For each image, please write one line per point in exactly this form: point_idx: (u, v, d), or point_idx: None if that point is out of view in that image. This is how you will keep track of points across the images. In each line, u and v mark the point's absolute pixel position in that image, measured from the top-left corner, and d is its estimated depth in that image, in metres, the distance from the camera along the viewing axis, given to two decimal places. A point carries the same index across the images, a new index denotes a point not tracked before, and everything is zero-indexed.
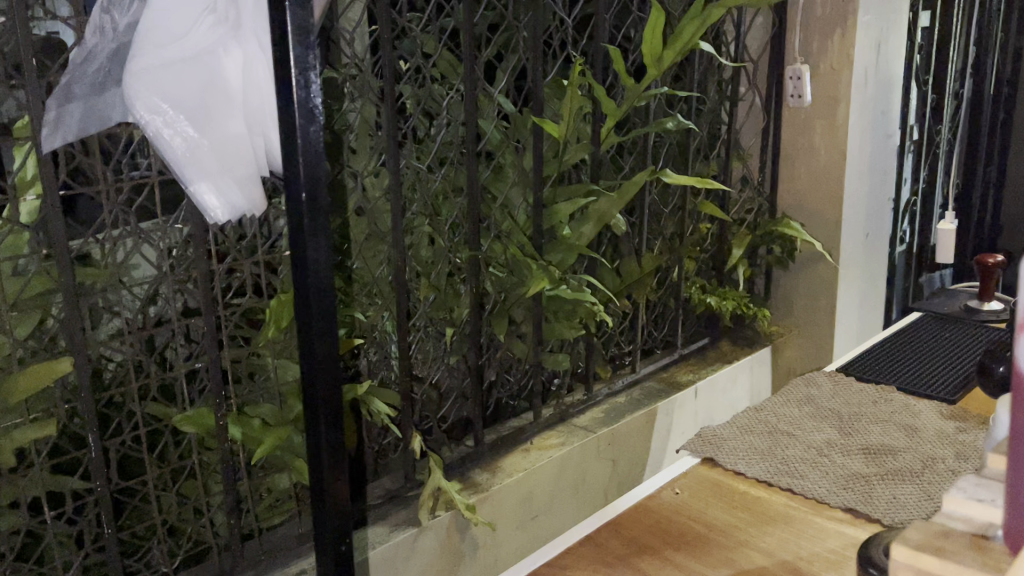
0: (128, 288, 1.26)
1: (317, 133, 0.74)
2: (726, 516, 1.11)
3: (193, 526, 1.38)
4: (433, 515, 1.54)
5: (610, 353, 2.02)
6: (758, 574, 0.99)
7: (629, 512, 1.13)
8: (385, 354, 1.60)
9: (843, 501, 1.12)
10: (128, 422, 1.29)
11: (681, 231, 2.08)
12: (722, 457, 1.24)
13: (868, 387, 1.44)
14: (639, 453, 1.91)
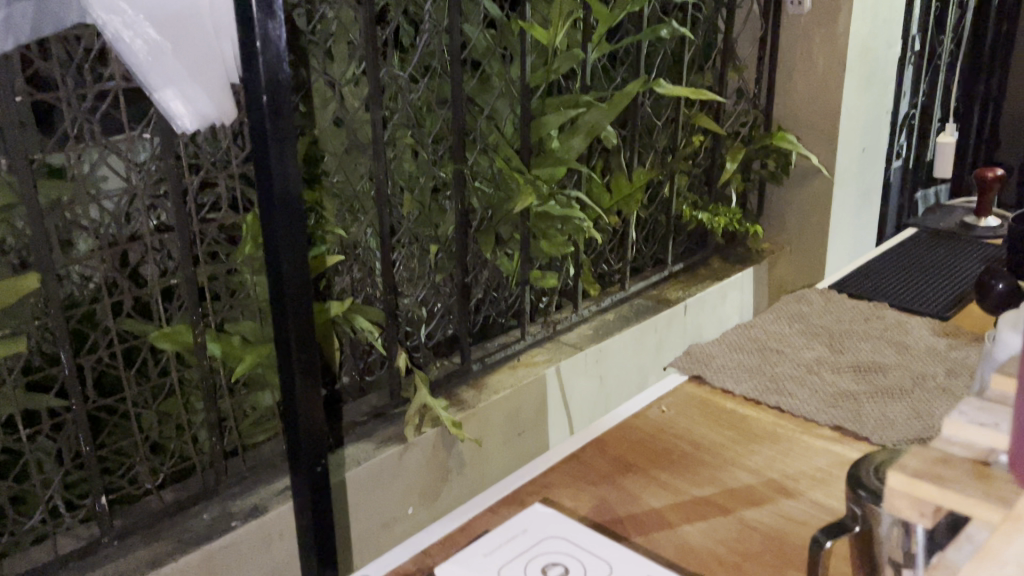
0: (96, 201, 1.21)
1: (277, 31, 0.70)
2: (712, 435, 1.10)
3: (176, 444, 1.36)
4: (418, 432, 1.52)
5: (599, 270, 1.98)
6: (744, 492, 0.98)
7: (615, 431, 1.11)
8: (369, 272, 1.55)
9: (831, 418, 1.10)
10: (102, 339, 1.25)
11: (673, 145, 2.03)
12: (711, 375, 1.22)
13: (860, 305, 1.41)
14: (626, 370, 1.90)
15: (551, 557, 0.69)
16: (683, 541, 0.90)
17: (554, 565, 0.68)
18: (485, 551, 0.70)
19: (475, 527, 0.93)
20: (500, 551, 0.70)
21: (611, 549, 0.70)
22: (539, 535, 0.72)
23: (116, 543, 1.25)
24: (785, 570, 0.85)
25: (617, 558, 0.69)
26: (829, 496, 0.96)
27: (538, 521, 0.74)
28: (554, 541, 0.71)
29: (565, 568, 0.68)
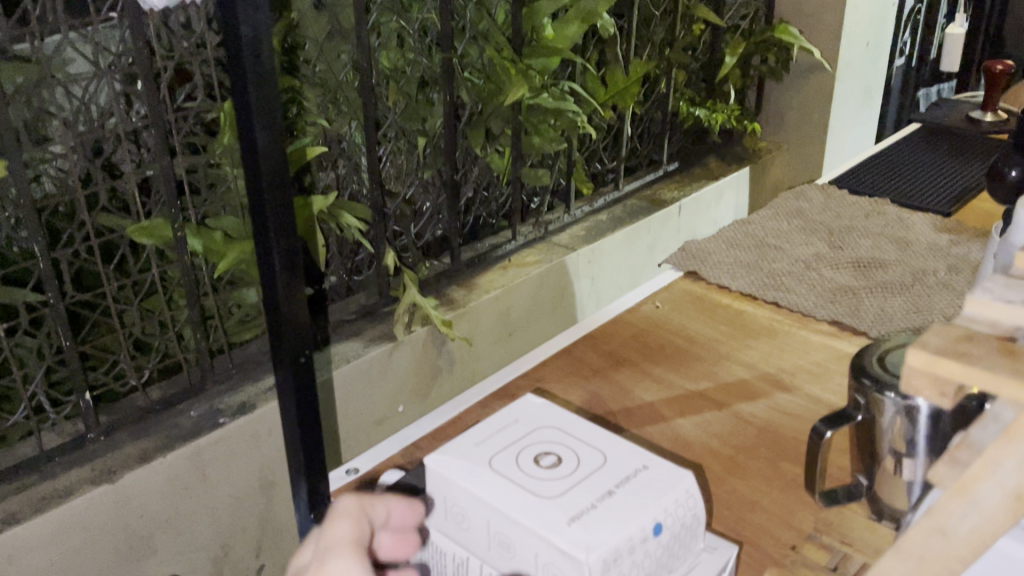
0: (63, 86, 1.15)
1: None
2: (707, 330, 1.07)
3: (160, 341, 1.33)
4: (408, 330, 1.50)
5: (592, 169, 1.93)
6: (738, 386, 0.96)
7: (608, 326, 1.09)
8: (354, 167, 1.49)
9: (829, 313, 1.08)
10: (77, 232, 1.20)
11: (672, 37, 1.95)
12: (707, 271, 1.19)
13: (861, 201, 1.37)
14: (619, 271, 1.86)
15: (544, 445, 0.61)
16: (677, 434, 0.89)
17: (547, 453, 0.60)
18: (474, 439, 0.62)
19: (465, 422, 0.91)
20: (491, 441, 0.62)
21: (609, 438, 0.62)
22: (532, 425, 0.64)
23: (102, 440, 1.24)
24: (780, 462, 0.84)
25: (613, 445, 0.61)
26: (826, 390, 0.95)
27: (532, 412, 0.66)
28: (547, 429, 0.63)
29: (559, 456, 0.60)
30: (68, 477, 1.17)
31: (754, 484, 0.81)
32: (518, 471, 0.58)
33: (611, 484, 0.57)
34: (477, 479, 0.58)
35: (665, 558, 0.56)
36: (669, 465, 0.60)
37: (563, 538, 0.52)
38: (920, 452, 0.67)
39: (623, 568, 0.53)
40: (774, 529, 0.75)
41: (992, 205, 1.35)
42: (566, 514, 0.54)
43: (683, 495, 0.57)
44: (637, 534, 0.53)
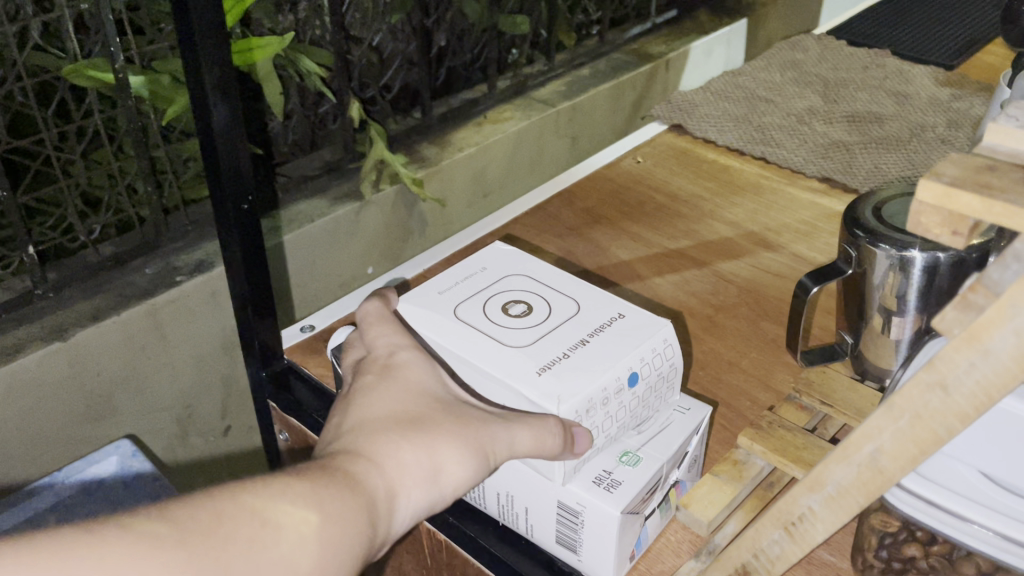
0: None
1: None
2: (690, 186, 1.01)
3: (109, 195, 1.26)
4: (376, 189, 1.42)
5: (575, 19, 1.81)
6: (721, 246, 0.90)
7: (585, 182, 1.02)
8: (316, 8, 1.37)
9: (820, 170, 1.01)
10: (9, 72, 1.10)
11: None
12: (693, 125, 1.11)
13: (860, 52, 1.28)
14: (601, 130, 1.77)
15: (513, 295, 0.59)
16: (653, 293, 0.83)
17: (516, 302, 0.58)
18: (439, 288, 0.60)
19: (430, 278, 0.86)
20: (456, 290, 0.60)
21: (579, 289, 0.60)
22: (499, 274, 0.62)
23: (52, 297, 1.18)
24: (761, 323, 0.79)
25: (586, 297, 0.59)
26: (813, 250, 0.89)
27: (501, 263, 0.63)
28: (515, 280, 0.61)
29: (528, 307, 0.58)
30: (17, 336, 1.11)
31: (732, 344, 0.77)
32: (485, 321, 0.56)
33: (585, 334, 0.55)
34: (439, 328, 0.56)
35: (641, 409, 0.55)
36: (648, 314, 0.57)
37: (533, 387, 0.50)
38: (910, 309, 0.62)
39: (596, 419, 0.51)
40: (751, 391, 0.71)
41: (997, 58, 1.27)
42: (536, 362, 0.52)
43: (659, 346, 0.55)
44: (612, 385, 0.52)
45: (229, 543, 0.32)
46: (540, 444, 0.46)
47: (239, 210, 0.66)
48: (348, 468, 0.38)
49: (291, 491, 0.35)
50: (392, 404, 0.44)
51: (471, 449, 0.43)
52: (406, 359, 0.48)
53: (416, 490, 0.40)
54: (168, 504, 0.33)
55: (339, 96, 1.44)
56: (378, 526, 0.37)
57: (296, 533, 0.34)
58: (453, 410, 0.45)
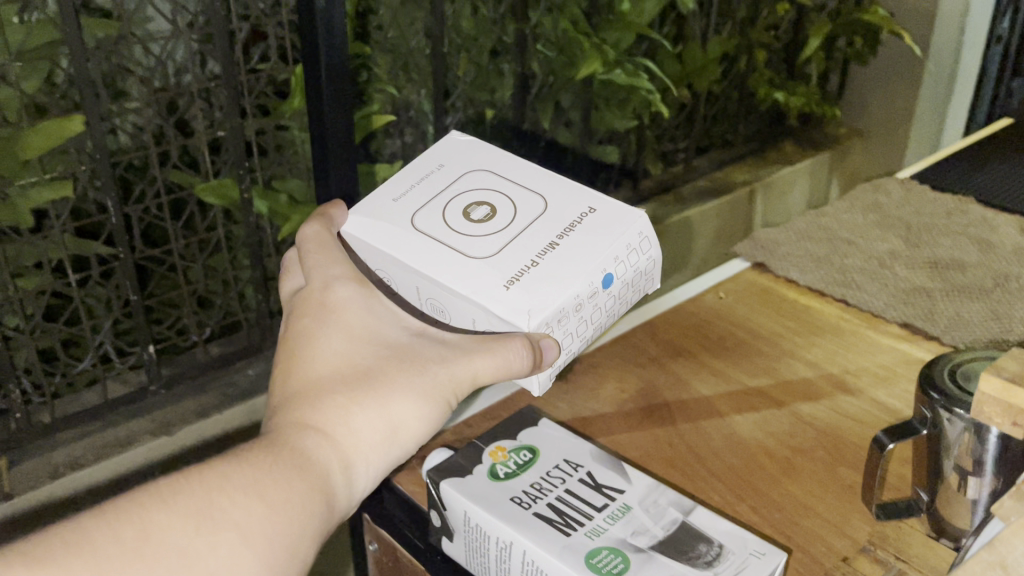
0: (143, 45, 1.20)
1: None
2: (771, 324, 1.04)
3: (223, 299, 1.37)
4: None
5: (663, 148, 1.88)
6: (800, 386, 0.93)
7: (668, 315, 1.06)
8: (422, 135, 1.48)
9: (900, 315, 1.03)
10: (148, 187, 1.25)
11: (754, 15, 1.89)
12: (775, 263, 1.15)
13: (945, 198, 1.30)
14: (684, 255, 1.81)
15: (473, 194, 0.64)
16: (732, 431, 0.86)
17: (476, 203, 0.63)
18: (395, 196, 0.65)
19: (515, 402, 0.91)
20: (417, 197, 0.64)
21: (541, 180, 0.65)
22: (457, 171, 0.66)
23: (163, 393, 1.32)
24: (838, 468, 0.81)
25: (551, 191, 0.64)
26: (891, 395, 0.91)
27: (457, 157, 0.68)
28: (474, 176, 0.66)
29: (491, 207, 0.63)
30: (130, 427, 1.25)
31: (809, 487, 0.79)
32: (446, 228, 0.61)
33: (554, 235, 0.60)
34: (403, 242, 0.61)
35: (611, 303, 0.61)
36: (616, 205, 0.62)
37: (504, 303, 0.56)
38: (986, 471, 0.64)
39: (568, 324, 0.58)
40: (827, 537, 0.73)
41: None
42: (503, 276, 0.57)
43: (632, 240, 0.60)
44: (584, 289, 0.58)
45: (164, 549, 0.44)
46: (508, 361, 0.55)
47: None
48: (303, 445, 0.52)
49: (234, 489, 0.48)
50: (340, 358, 0.56)
51: (415, 393, 0.56)
52: (343, 300, 0.59)
53: (371, 442, 0.54)
54: (108, 512, 0.45)
55: None
56: (336, 489, 0.52)
57: (241, 518, 0.47)
58: (394, 350, 0.58)
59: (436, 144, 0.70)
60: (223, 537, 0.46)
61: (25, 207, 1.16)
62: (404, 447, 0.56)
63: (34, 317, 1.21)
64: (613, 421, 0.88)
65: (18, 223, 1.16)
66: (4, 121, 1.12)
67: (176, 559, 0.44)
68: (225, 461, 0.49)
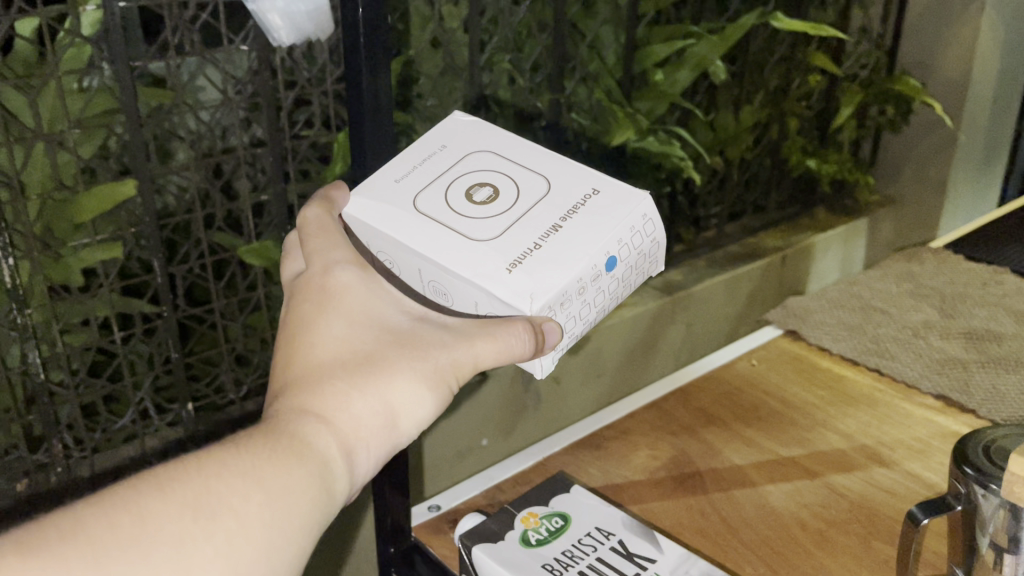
0: (194, 112, 1.25)
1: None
2: (804, 394, 1.04)
3: (260, 357, 1.41)
4: (497, 366, 1.52)
5: (695, 213, 1.90)
6: (834, 457, 0.93)
7: (700, 381, 1.07)
8: None
9: (935, 386, 1.02)
10: (193, 249, 1.31)
11: (785, 84, 1.92)
12: (808, 331, 1.15)
13: (979, 268, 1.30)
14: (716, 320, 1.82)
15: (476, 174, 0.62)
16: (765, 501, 0.86)
17: (478, 184, 0.61)
18: (396, 176, 0.63)
19: (547, 468, 0.92)
20: (414, 177, 0.62)
21: (547, 160, 0.63)
22: (459, 152, 0.64)
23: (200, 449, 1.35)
24: (872, 541, 0.80)
25: (555, 171, 0.62)
26: (926, 468, 0.90)
27: (460, 136, 0.66)
28: (478, 157, 0.64)
29: (494, 188, 0.61)
30: None
31: (843, 562, 0.78)
32: (448, 212, 0.59)
33: (558, 217, 0.58)
34: (402, 224, 0.59)
35: (615, 286, 0.60)
36: (622, 185, 0.60)
37: (506, 287, 0.54)
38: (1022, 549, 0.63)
39: (571, 308, 0.57)
40: None
41: None
42: (506, 259, 0.56)
43: (637, 222, 0.58)
44: (588, 272, 0.56)
45: (156, 539, 0.42)
46: (508, 347, 0.54)
47: None
48: (304, 429, 0.49)
49: (231, 476, 0.45)
50: (343, 344, 0.54)
51: (420, 376, 0.54)
52: (345, 283, 0.57)
53: (375, 426, 0.52)
54: (101, 504, 0.42)
55: None
56: (338, 476, 0.49)
57: (234, 516, 0.44)
58: (398, 335, 0.56)
59: (441, 122, 0.67)
60: (219, 526, 0.43)
61: (75, 266, 1.22)
62: (407, 433, 0.54)
63: (78, 372, 1.26)
64: (645, 489, 0.88)
65: (69, 281, 1.22)
66: (61, 186, 1.18)
67: (171, 548, 0.42)
68: (221, 450, 0.47)
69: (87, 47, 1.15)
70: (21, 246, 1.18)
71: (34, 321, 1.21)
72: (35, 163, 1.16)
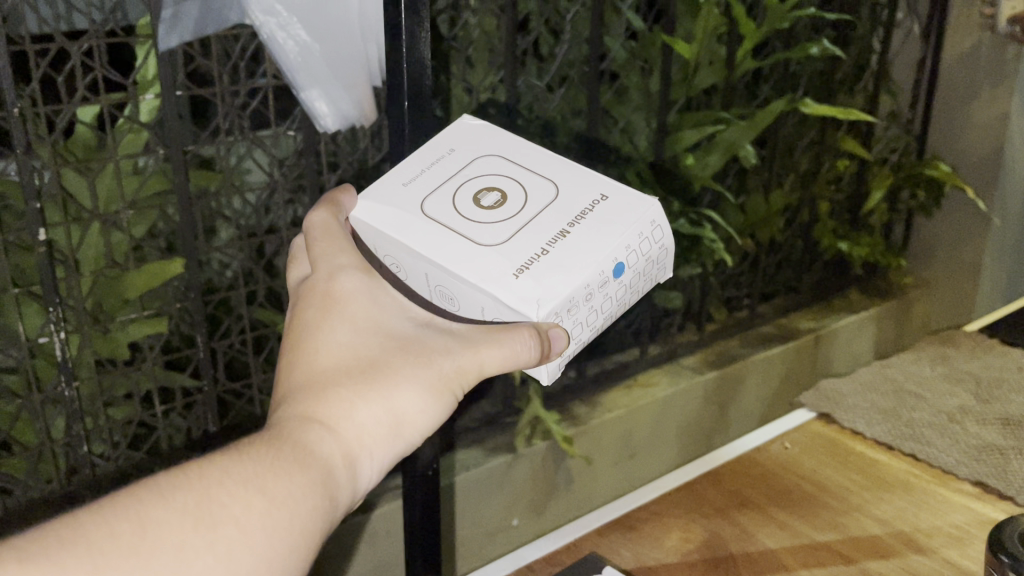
0: (241, 194, 1.31)
1: None
2: (838, 477, 1.03)
3: None
4: (529, 444, 1.52)
5: (727, 294, 1.91)
6: (869, 543, 0.92)
7: (733, 465, 1.05)
8: None
9: (972, 473, 1.01)
10: (235, 326, 1.36)
11: (816, 168, 1.95)
12: (842, 415, 1.14)
13: (1016, 353, 1.29)
14: (750, 401, 1.81)
15: (482, 178, 0.63)
16: None
17: (484, 189, 0.62)
18: (404, 180, 0.63)
19: (578, 549, 0.92)
20: (422, 179, 0.63)
21: (553, 167, 0.63)
22: (468, 157, 0.64)
23: None
24: None
25: (563, 177, 0.63)
26: (964, 556, 0.89)
27: (468, 141, 0.66)
28: (485, 162, 0.64)
29: (501, 193, 0.61)
30: None
31: None
32: (456, 216, 0.60)
33: (564, 223, 0.59)
34: (409, 228, 0.59)
35: (621, 294, 0.61)
36: (630, 193, 0.61)
37: (513, 293, 0.55)
38: None
39: (579, 314, 0.57)
40: None
41: None
42: (514, 264, 0.56)
43: (644, 229, 0.59)
44: (594, 279, 0.57)
45: (158, 545, 0.44)
46: (516, 353, 0.55)
47: (424, 476, 0.75)
48: (304, 439, 0.51)
49: (234, 483, 0.48)
50: (344, 353, 0.55)
51: (421, 385, 0.55)
52: (349, 290, 0.57)
53: (376, 434, 0.54)
54: (105, 512, 0.45)
55: None
56: (338, 484, 0.51)
57: (234, 527, 0.46)
58: (402, 341, 0.57)
59: (447, 127, 0.68)
60: (221, 533, 0.46)
61: (122, 340, 1.28)
62: (408, 439, 0.55)
63: (121, 443, 1.32)
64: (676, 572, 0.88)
65: (115, 355, 1.28)
66: (113, 263, 1.24)
67: (173, 556, 0.44)
68: (224, 460, 0.49)
69: (143, 133, 1.21)
70: (72, 320, 1.24)
71: (80, 393, 1.27)
72: (89, 241, 1.22)
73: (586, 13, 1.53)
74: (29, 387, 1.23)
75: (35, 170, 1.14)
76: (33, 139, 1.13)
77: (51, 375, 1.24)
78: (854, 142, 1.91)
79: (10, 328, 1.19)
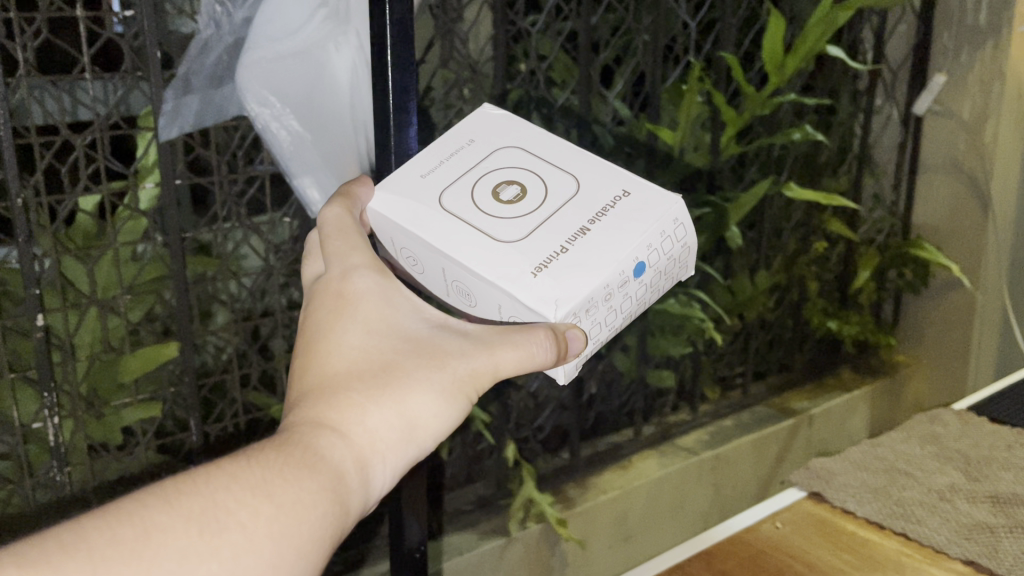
0: (238, 279, 1.34)
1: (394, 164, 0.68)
2: (828, 558, 1.03)
3: None
4: (523, 526, 1.51)
5: (719, 372, 1.92)
6: None
7: (724, 546, 1.03)
8: None
9: (964, 552, 1.01)
10: (228, 411, 1.38)
11: (803, 248, 1.97)
12: (832, 493, 1.13)
13: (1003, 431, 1.30)
14: (745, 482, 1.81)
15: (503, 171, 0.63)
16: None
17: (506, 183, 0.62)
18: (421, 171, 0.63)
19: None
20: (440, 171, 0.63)
21: (578, 159, 0.63)
22: (487, 147, 0.64)
23: None
24: None
25: (585, 171, 0.62)
26: None
27: (488, 131, 0.66)
28: (507, 153, 0.64)
29: (521, 186, 0.62)
30: None
31: None
32: (475, 210, 0.60)
33: (585, 220, 0.59)
34: (426, 221, 0.60)
35: (643, 292, 0.61)
36: (652, 189, 0.61)
37: (530, 292, 0.56)
38: None
39: (598, 314, 0.58)
40: None
41: None
42: (533, 262, 0.57)
43: (667, 227, 0.60)
44: (615, 278, 0.57)
45: (163, 550, 0.42)
46: (531, 354, 0.55)
47: (414, 557, 0.75)
48: (317, 443, 0.50)
49: (239, 490, 0.46)
50: (358, 356, 0.55)
51: (435, 389, 0.55)
52: (362, 289, 0.57)
53: (388, 441, 0.53)
54: (106, 517, 0.43)
55: (497, 437, 1.58)
56: (350, 489, 0.50)
57: (238, 533, 0.44)
58: (415, 344, 0.56)
59: (469, 115, 0.68)
60: (225, 539, 0.44)
61: (116, 425, 1.29)
62: (420, 445, 0.54)
63: None
64: None
65: (108, 439, 1.29)
66: (109, 347, 1.26)
67: (176, 563, 0.42)
68: (232, 464, 0.47)
69: (143, 220, 1.24)
70: (66, 406, 1.26)
71: (72, 479, 1.28)
72: (85, 326, 1.24)
73: (575, 101, 1.58)
74: (20, 473, 1.24)
75: (36, 258, 1.17)
76: (34, 229, 1.16)
77: (43, 461, 1.25)
78: (840, 222, 1.94)
79: (5, 414, 1.21)
